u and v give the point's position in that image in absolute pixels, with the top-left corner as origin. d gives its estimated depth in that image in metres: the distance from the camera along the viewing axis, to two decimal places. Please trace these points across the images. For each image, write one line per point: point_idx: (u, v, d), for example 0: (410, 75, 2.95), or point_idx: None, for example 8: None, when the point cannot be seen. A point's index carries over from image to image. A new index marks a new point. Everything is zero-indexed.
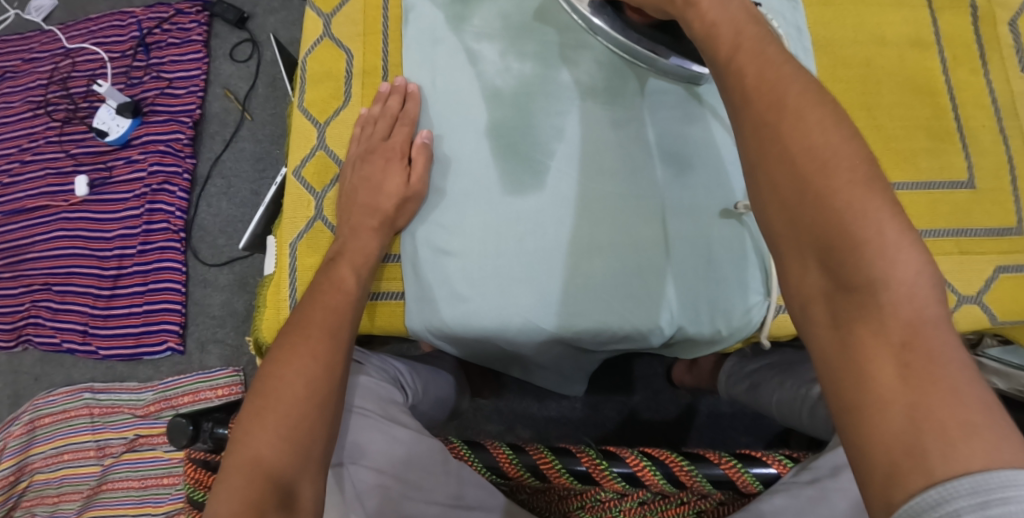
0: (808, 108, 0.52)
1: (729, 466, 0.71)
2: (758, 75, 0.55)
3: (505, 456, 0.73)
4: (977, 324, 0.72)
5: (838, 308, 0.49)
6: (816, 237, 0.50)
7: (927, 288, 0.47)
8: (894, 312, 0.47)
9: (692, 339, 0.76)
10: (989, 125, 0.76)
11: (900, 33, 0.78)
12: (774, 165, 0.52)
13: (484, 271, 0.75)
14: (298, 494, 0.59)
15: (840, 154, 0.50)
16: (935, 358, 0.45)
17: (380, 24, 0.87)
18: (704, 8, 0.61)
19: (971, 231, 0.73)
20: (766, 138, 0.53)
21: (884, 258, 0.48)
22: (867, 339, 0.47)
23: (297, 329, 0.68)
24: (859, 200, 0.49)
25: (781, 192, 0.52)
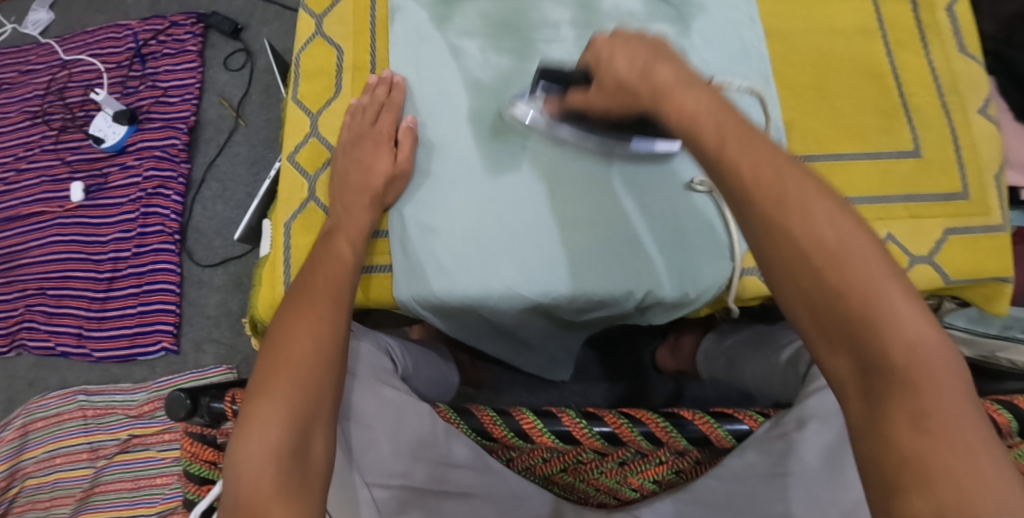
0: (817, 207, 0.55)
1: (703, 422, 0.75)
2: (754, 170, 0.57)
3: (490, 419, 0.75)
4: (931, 284, 0.77)
5: (868, 391, 0.51)
6: (838, 324, 0.53)
7: (942, 362, 0.51)
8: (917, 390, 0.50)
9: (664, 303, 0.80)
10: (933, 101, 0.82)
11: (848, 22, 0.84)
12: (789, 257, 0.55)
13: (468, 246, 0.79)
14: (311, 440, 0.63)
15: (854, 251, 0.54)
16: (956, 425, 0.48)
17: (368, 22, 0.92)
18: (677, 99, 0.62)
19: (920, 197, 0.79)
20: (778, 230, 0.56)
21: (901, 339, 0.51)
22: (893, 414, 0.49)
23: (305, 294, 0.72)
24: (875, 291, 0.52)
25: (798, 284, 0.54)
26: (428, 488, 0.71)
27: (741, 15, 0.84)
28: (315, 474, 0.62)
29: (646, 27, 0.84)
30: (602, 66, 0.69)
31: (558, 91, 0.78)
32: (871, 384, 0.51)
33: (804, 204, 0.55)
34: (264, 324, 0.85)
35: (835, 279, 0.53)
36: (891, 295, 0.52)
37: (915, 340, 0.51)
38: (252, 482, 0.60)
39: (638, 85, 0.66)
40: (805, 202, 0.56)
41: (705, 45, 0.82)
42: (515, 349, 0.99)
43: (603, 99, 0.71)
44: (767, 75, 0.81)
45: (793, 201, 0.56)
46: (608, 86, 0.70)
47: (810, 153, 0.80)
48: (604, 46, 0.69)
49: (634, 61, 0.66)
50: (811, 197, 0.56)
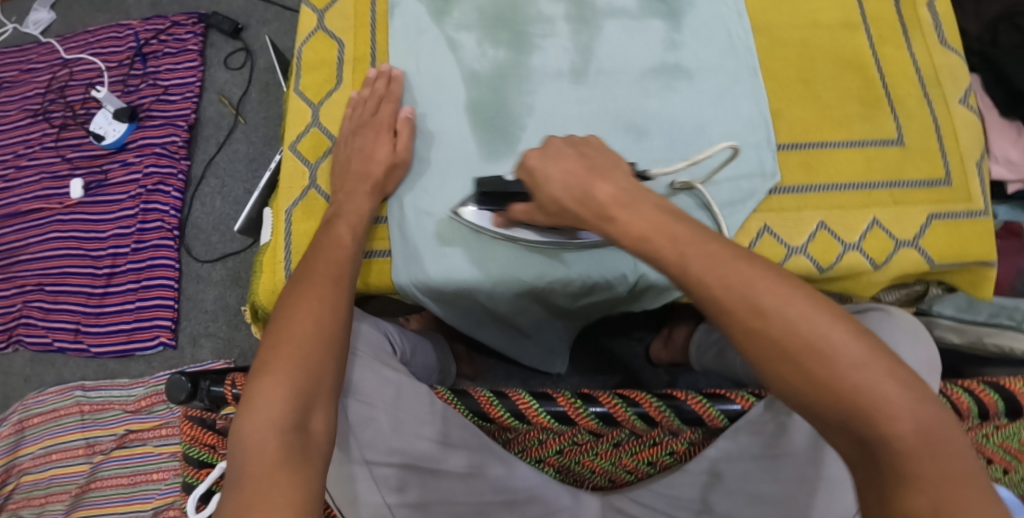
0: (781, 309, 0.57)
1: (695, 402, 0.76)
2: (723, 284, 0.58)
3: (487, 400, 0.76)
4: (916, 267, 0.80)
5: (870, 468, 0.53)
6: (837, 414, 0.55)
7: (938, 433, 0.53)
8: (919, 467, 0.52)
9: (656, 288, 0.82)
10: (915, 92, 0.84)
11: (832, 16, 0.86)
12: (776, 353, 0.56)
13: (462, 232, 0.81)
14: (311, 417, 0.64)
15: (834, 341, 0.56)
16: (956, 491, 0.50)
17: (369, 16, 0.94)
18: (623, 223, 0.62)
19: (903, 184, 0.81)
20: (756, 337, 0.57)
21: (894, 421, 0.53)
22: (897, 491, 0.51)
23: (304, 277, 0.73)
24: (863, 382, 0.54)
25: (790, 382, 0.56)
26: (425, 465, 0.73)
27: (729, 10, 0.86)
28: (317, 448, 0.63)
29: (637, 23, 0.86)
30: (537, 184, 0.68)
31: (504, 202, 0.78)
32: (877, 466, 0.53)
33: (775, 308, 0.56)
34: (265, 309, 0.86)
35: (823, 376, 0.55)
36: (879, 381, 0.55)
37: (903, 417, 0.53)
38: (255, 455, 0.61)
39: (579, 207, 0.65)
40: (778, 303, 0.57)
41: (695, 39, 0.85)
42: (511, 337, 1.01)
43: (546, 216, 0.71)
44: (754, 67, 0.84)
45: (768, 308, 0.57)
46: (547, 206, 0.69)
47: (796, 141, 0.82)
48: (536, 163, 0.68)
49: (569, 184, 0.66)
50: (784, 300, 0.57)
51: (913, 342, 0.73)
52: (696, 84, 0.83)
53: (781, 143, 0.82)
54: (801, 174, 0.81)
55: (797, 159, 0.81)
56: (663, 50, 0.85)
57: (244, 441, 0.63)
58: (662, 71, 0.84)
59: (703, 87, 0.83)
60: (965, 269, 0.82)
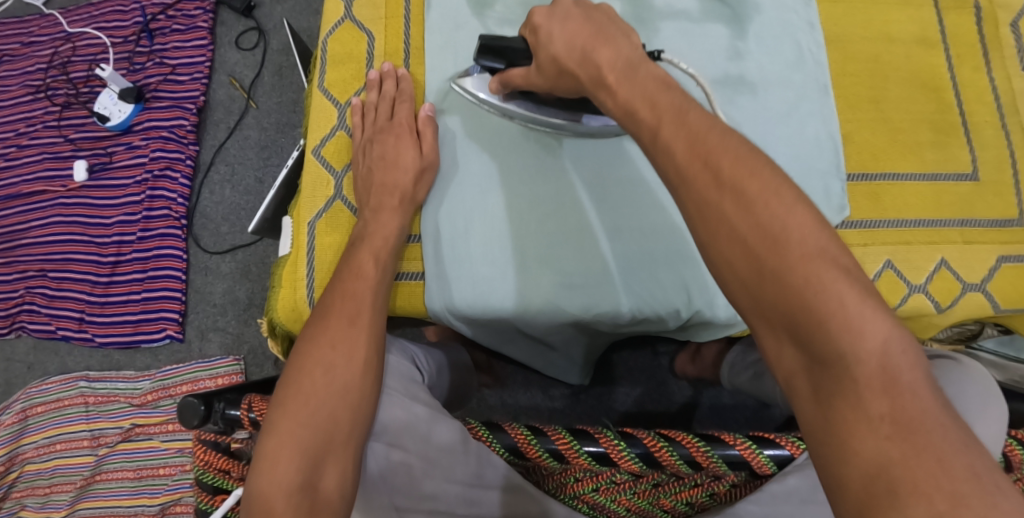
0: (745, 180, 0.52)
1: (744, 447, 0.72)
2: (689, 149, 0.55)
3: (524, 437, 0.73)
4: (980, 312, 0.73)
5: (818, 381, 0.49)
6: (783, 314, 0.50)
7: (899, 351, 0.48)
8: (872, 390, 0.47)
9: (708, 323, 0.77)
10: (992, 120, 0.78)
11: (907, 31, 0.79)
12: (726, 240, 0.52)
13: (486, 209, 0.77)
14: (321, 475, 0.59)
15: (789, 226, 0.51)
16: (914, 423, 0.46)
17: (401, 8, 0.87)
18: (612, 85, 0.62)
19: (973, 222, 0.75)
20: (710, 216, 0.53)
21: (850, 330, 0.48)
22: (844, 415, 0.47)
23: (318, 320, 0.68)
24: (817, 273, 0.49)
25: (737, 271, 0.52)
26: (459, 512, 0.67)
27: (799, 18, 0.79)
28: (329, 509, 0.58)
29: (699, 26, 0.78)
30: (540, 43, 0.68)
31: (504, 67, 0.74)
32: (823, 381, 0.48)
33: (736, 181, 0.52)
34: (284, 328, 0.80)
35: (774, 263, 0.50)
36: (835, 278, 0.49)
37: (870, 336, 0.48)
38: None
39: (579, 68, 0.65)
40: (736, 170, 0.53)
41: (760, 49, 0.78)
42: (537, 350, 0.94)
43: (544, 81, 0.70)
44: (824, 85, 0.77)
45: (727, 179, 0.52)
46: (547, 68, 0.69)
47: (866, 170, 0.75)
48: (541, 21, 0.68)
49: (573, 43, 0.65)
50: (747, 173, 0.53)
51: (982, 391, 0.66)
52: (760, 98, 0.76)
53: (851, 172, 0.75)
54: (868, 205, 0.74)
55: (865, 190, 0.75)
56: (726, 60, 0.77)
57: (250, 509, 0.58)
58: (724, 83, 0.76)
59: (768, 103, 0.76)
60: None
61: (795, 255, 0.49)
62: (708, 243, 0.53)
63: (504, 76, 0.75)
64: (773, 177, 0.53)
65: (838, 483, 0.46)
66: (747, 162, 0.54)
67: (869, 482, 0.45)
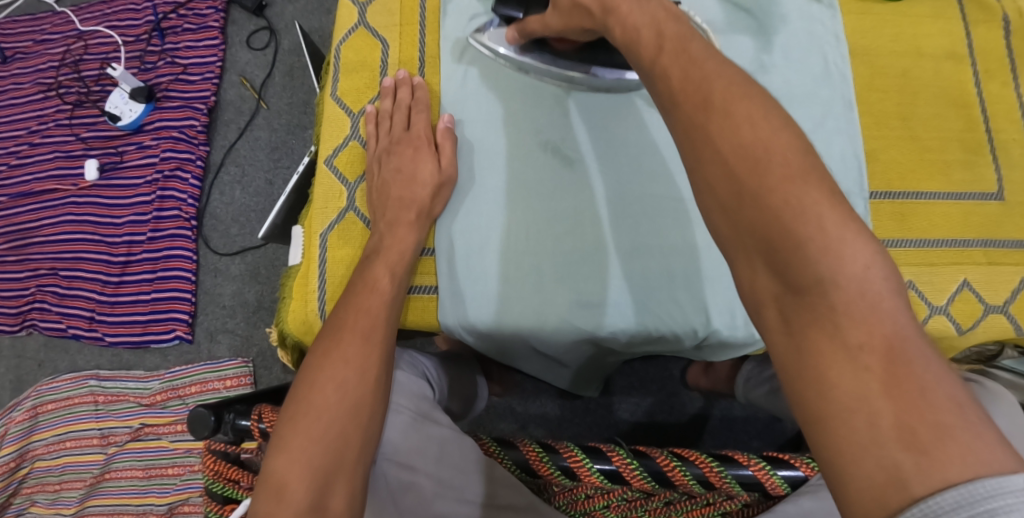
0: (734, 106, 0.55)
1: (758, 468, 0.71)
2: (683, 77, 0.58)
3: (536, 454, 0.72)
4: (1002, 335, 0.72)
5: (793, 308, 0.51)
6: (761, 241, 0.52)
7: (878, 282, 0.50)
8: (849, 317, 0.49)
9: (725, 344, 0.75)
10: (1020, 138, 0.76)
11: (937, 46, 0.78)
12: (711, 169, 0.55)
13: (491, 179, 0.78)
14: (330, 497, 0.59)
15: (772, 153, 0.53)
16: (892, 351, 0.48)
17: (418, 14, 0.86)
18: (623, 13, 0.64)
19: (998, 243, 0.73)
20: (698, 141, 0.56)
21: (829, 255, 0.50)
22: (821, 343, 0.49)
23: (332, 334, 0.68)
24: (797, 196, 0.52)
25: (719, 198, 0.54)
26: None
27: (823, 30, 0.77)
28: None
29: (722, 37, 0.76)
30: None
31: (523, 14, 0.76)
32: (800, 306, 0.51)
33: (725, 106, 0.55)
34: (293, 339, 0.80)
35: (757, 187, 0.53)
36: (815, 205, 0.51)
37: (848, 262, 0.50)
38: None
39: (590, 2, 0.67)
40: (727, 100, 0.55)
41: (783, 62, 0.76)
42: (548, 365, 0.94)
43: (558, 18, 0.71)
44: (850, 100, 0.75)
45: (716, 105, 0.56)
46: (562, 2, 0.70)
47: (889, 189, 0.74)
48: None
49: None
50: (737, 100, 0.56)
51: (1003, 420, 0.65)
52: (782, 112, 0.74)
53: (873, 190, 0.74)
54: (893, 225, 0.73)
55: (888, 209, 0.73)
56: (750, 73, 0.75)
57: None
58: None
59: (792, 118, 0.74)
60: None
61: (774, 179, 0.52)
62: (695, 170, 0.56)
63: (521, 23, 0.76)
64: (761, 106, 0.55)
65: (830, 449, 0.48)
66: (740, 93, 0.56)
67: (850, 417, 0.47)
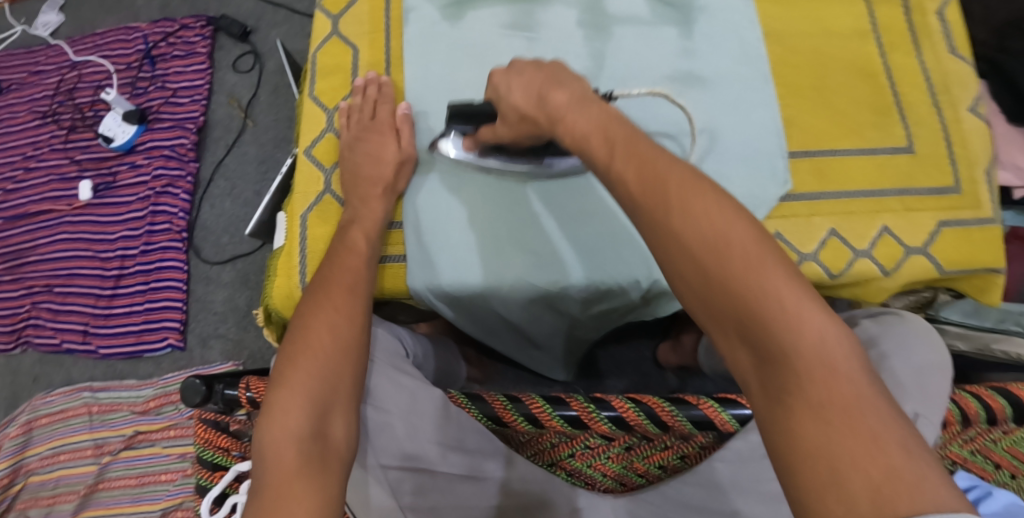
0: (692, 202, 0.57)
1: (707, 406, 0.76)
2: (640, 177, 0.59)
3: (501, 404, 0.77)
4: (925, 273, 0.80)
5: (767, 377, 0.54)
6: (733, 318, 0.55)
7: (836, 346, 0.53)
8: (816, 383, 0.52)
9: (667, 293, 0.83)
10: (925, 100, 0.85)
11: (844, 25, 0.88)
12: (677, 256, 0.57)
13: (459, 237, 0.82)
14: (329, 423, 0.66)
15: (732, 241, 0.55)
16: (851, 408, 0.51)
17: (384, 23, 0.93)
18: (570, 121, 0.65)
19: (913, 191, 0.81)
20: (660, 235, 0.58)
21: (790, 328, 0.53)
22: (792, 404, 0.52)
23: (320, 289, 0.76)
24: (757, 280, 0.54)
25: (688, 281, 0.56)
26: (440, 469, 0.73)
27: (740, 17, 0.87)
28: (336, 454, 0.65)
29: (651, 29, 0.87)
30: (501, 97, 0.73)
31: (473, 130, 0.81)
32: (771, 376, 0.53)
33: (684, 202, 0.57)
34: (279, 314, 0.86)
35: (720, 272, 0.55)
36: (777, 283, 0.54)
37: (807, 331, 0.53)
38: (275, 465, 0.63)
39: (535, 111, 0.70)
40: (683, 195, 0.57)
41: (707, 46, 0.86)
42: (521, 346, 1.01)
43: (509, 129, 0.75)
44: (765, 74, 0.85)
45: (673, 202, 0.57)
46: (510, 116, 0.74)
47: (807, 148, 0.83)
48: (499, 78, 0.73)
49: (529, 89, 0.70)
50: (693, 194, 0.57)
51: (924, 344, 0.71)
52: (710, 89, 0.84)
53: (793, 150, 0.83)
54: (812, 180, 0.82)
55: (808, 166, 0.82)
56: (677, 58, 0.86)
57: (265, 451, 0.64)
58: (676, 79, 0.85)
59: (718, 93, 0.84)
60: (974, 276, 0.82)
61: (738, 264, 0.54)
62: (662, 258, 0.58)
63: (472, 138, 0.81)
64: (718, 198, 0.57)
65: (800, 497, 0.50)
66: (693, 184, 0.58)
67: (817, 468, 0.50)
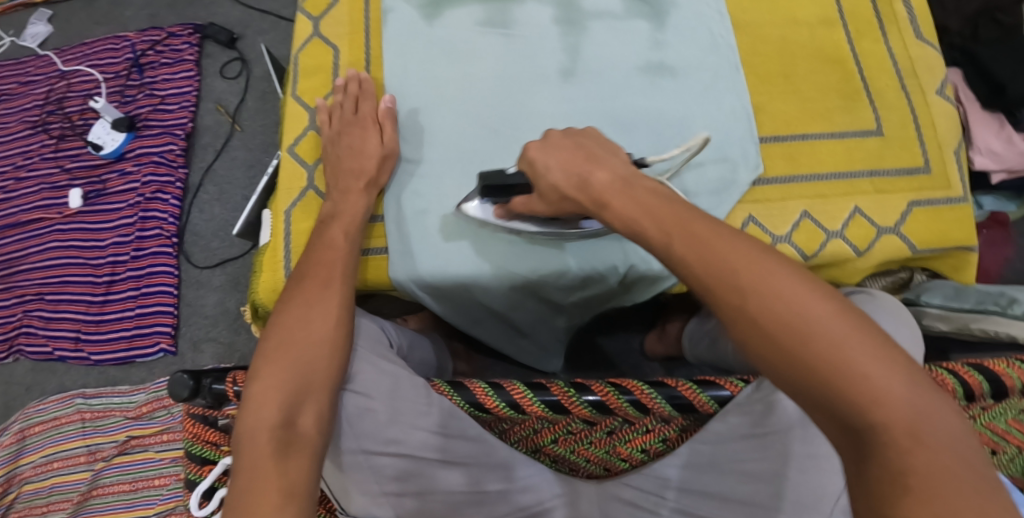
0: (766, 283, 0.58)
1: (685, 388, 0.78)
2: (707, 261, 0.60)
3: (483, 391, 0.78)
4: (898, 253, 0.82)
5: (855, 450, 0.55)
6: (816, 396, 0.56)
7: (921, 416, 0.54)
8: (907, 458, 0.53)
9: (645, 276, 0.85)
10: (892, 85, 0.87)
11: (811, 14, 0.91)
12: (756, 338, 0.57)
13: (461, 252, 0.83)
14: (299, 414, 0.69)
15: (812, 321, 0.56)
16: (941, 482, 0.52)
17: (363, 23, 0.96)
18: (617, 210, 0.66)
19: (883, 172, 0.84)
20: (737, 316, 0.58)
21: (874, 403, 0.54)
22: (882, 480, 0.53)
23: (299, 281, 0.77)
24: (840, 356, 0.55)
25: (767, 361, 0.57)
26: (426, 455, 0.75)
27: (710, 10, 0.90)
28: (304, 443, 0.68)
29: (623, 23, 0.90)
30: (537, 174, 0.72)
31: (505, 198, 0.79)
32: (862, 455, 0.54)
33: (759, 284, 0.58)
34: (265, 308, 0.87)
35: (800, 352, 0.56)
36: (858, 360, 0.55)
37: (891, 404, 0.54)
38: (246, 449, 0.67)
39: (576, 192, 0.69)
40: (755, 276, 0.58)
41: (678, 38, 0.89)
42: (507, 335, 1.02)
43: (546, 208, 0.74)
44: (735, 64, 0.88)
45: (748, 285, 0.58)
46: (549, 195, 0.73)
47: (778, 134, 0.85)
48: (536, 155, 0.73)
49: (568, 169, 0.70)
50: (765, 276, 0.58)
51: (896, 320, 0.73)
52: (680, 79, 0.87)
53: (764, 136, 0.85)
54: (784, 164, 0.84)
55: (779, 151, 0.84)
56: (648, 50, 0.88)
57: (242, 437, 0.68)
58: (647, 71, 0.87)
59: (689, 83, 0.87)
60: (948, 255, 0.84)
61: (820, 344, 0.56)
62: (739, 341, 0.59)
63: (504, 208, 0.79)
64: (791, 277, 0.58)
65: None
66: (760, 263, 0.59)
67: None
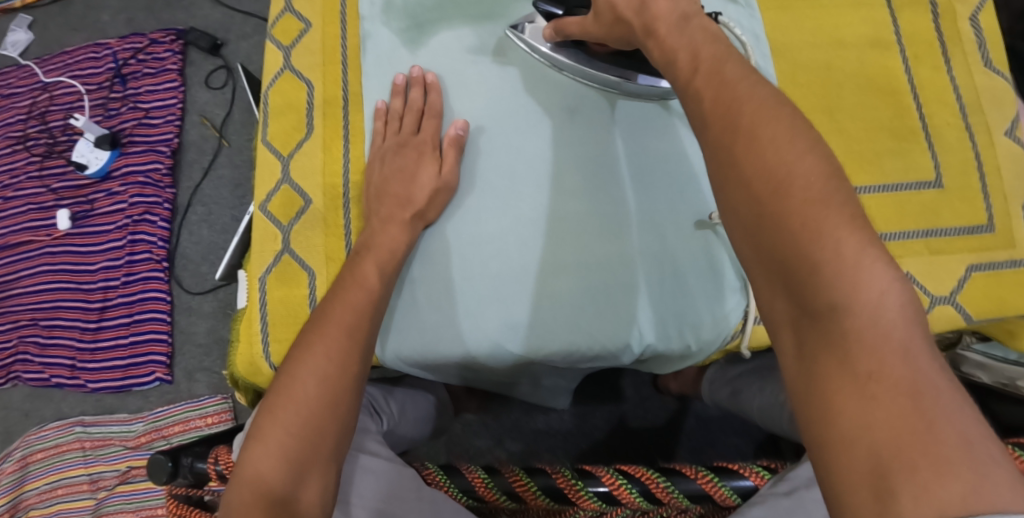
0: (762, 127, 0.52)
1: (705, 481, 0.70)
2: (716, 98, 0.55)
3: (481, 480, 0.72)
4: (953, 323, 0.77)
5: (805, 333, 0.49)
6: (780, 263, 0.50)
7: (894, 307, 0.47)
8: (862, 347, 0.46)
9: (662, 355, 0.78)
10: (954, 122, 0.82)
11: (861, 35, 0.83)
12: (735, 190, 0.52)
13: (494, 167, 0.79)
14: (304, 487, 0.60)
15: (797, 174, 0.50)
16: (901, 382, 0.45)
17: (339, 53, 0.86)
18: (663, 36, 0.62)
19: (942, 231, 0.78)
20: (724, 163, 0.53)
21: (845, 280, 0.48)
22: (830, 369, 0.47)
23: (315, 328, 0.68)
24: (816, 219, 0.49)
25: (739, 217, 0.52)
26: None
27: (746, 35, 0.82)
28: None
29: None
30: None
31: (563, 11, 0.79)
32: (817, 336, 0.48)
33: (754, 127, 0.52)
34: (245, 381, 0.80)
35: (774, 210, 0.50)
36: (836, 226, 0.49)
37: (869, 287, 0.47)
38: None
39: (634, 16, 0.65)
40: (758, 124, 0.52)
41: None
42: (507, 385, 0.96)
43: (601, 27, 0.71)
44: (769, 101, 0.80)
45: (743, 126, 0.53)
46: (604, 14, 0.70)
47: None
48: None
49: None
50: (766, 120, 0.53)
51: None
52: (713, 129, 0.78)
53: None
54: None
55: None
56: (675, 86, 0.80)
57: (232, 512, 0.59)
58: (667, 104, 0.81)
59: None
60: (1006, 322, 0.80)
61: (795, 202, 0.49)
62: (717, 190, 0.54)
63: (559, 22, 0.77)
64: (792, 126, 0.52)
65: (829, 474, 0.45)
66: (771, 109, 0.53)
67: (855, 449, 0.44)
